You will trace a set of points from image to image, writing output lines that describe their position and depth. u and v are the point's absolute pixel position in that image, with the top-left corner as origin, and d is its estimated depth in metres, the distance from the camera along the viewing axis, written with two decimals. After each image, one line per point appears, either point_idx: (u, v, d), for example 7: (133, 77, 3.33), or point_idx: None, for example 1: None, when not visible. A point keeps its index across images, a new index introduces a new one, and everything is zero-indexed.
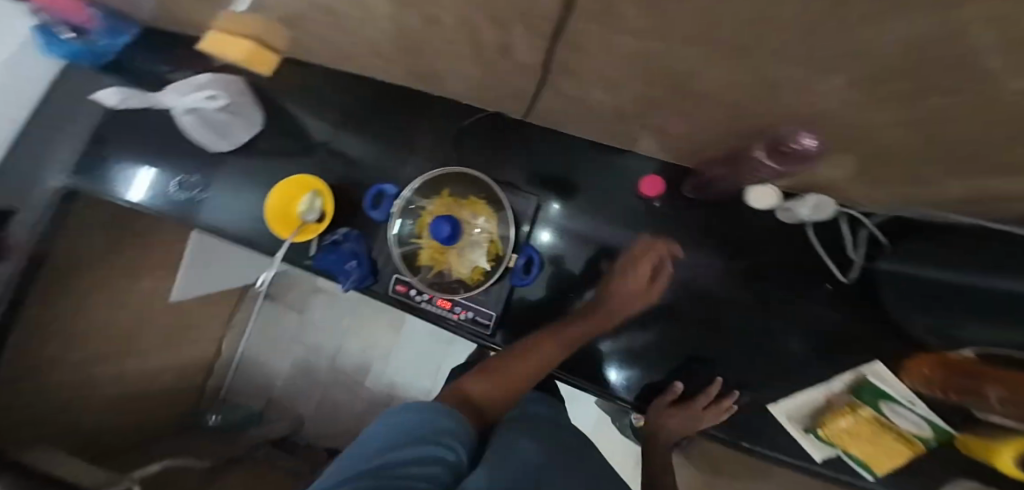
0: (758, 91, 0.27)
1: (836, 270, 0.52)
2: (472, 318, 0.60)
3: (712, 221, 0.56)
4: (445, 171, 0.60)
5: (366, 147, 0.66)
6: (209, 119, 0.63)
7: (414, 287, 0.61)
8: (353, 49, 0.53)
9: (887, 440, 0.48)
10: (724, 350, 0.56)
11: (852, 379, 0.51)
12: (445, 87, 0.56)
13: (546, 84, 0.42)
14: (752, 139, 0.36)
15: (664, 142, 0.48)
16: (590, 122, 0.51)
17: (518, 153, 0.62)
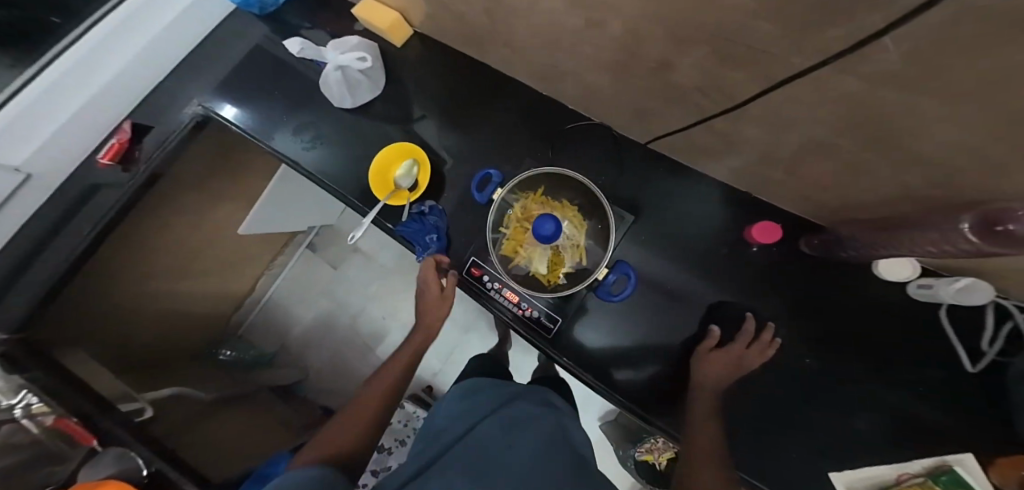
0: (992, 162, 0.25)
1: (960, 357, 0.49)
2: (537, 318, 0.59)
3: (827, 275, 0.53)
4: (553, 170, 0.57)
5: (467, 131, 0.66)
6: (349, 76, 0.66)
7: (488, 275, 0.61)
8: (499, 32, 0.52)
9: None
10: (795, 406, 0.53)
11: (935, 465, 0.47)
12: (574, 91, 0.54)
13: (697, 106, 0.41)
14: (953, 207, 0.33)
15: (805, 188, 0.46)
16: (724, 153, 0.48)
17: (627, 166, 0.60)
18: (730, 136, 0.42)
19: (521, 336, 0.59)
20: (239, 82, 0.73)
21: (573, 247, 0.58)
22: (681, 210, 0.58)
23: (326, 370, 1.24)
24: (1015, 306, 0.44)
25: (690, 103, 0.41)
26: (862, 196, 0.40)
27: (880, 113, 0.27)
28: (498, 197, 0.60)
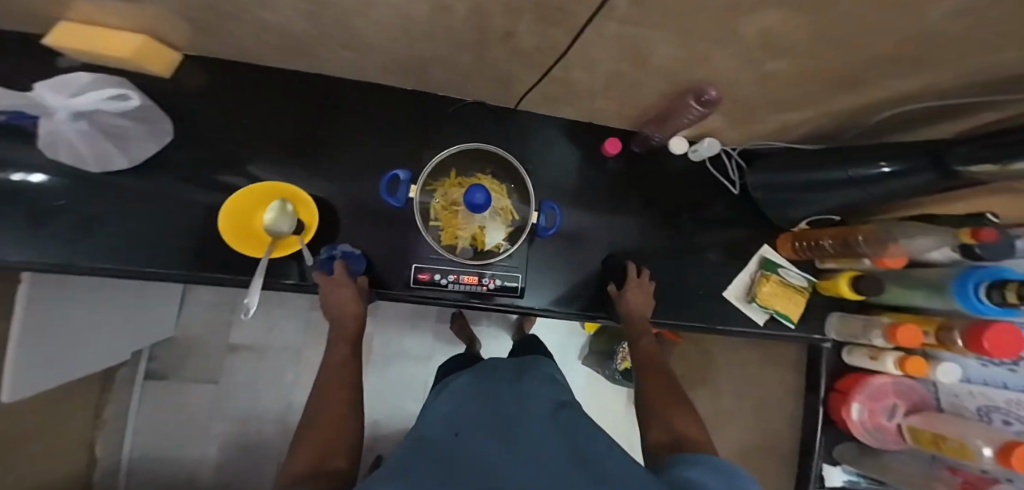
0: (722, 49, 0.40)
1: (729, 188, 0.73)
2: (502, 285, 0.60)
3: (647, 167, 0.72)
4: (466, 146, 0.55)
5: (313, 144, 0.62)
6: (107, 126, 0.48)
7: (437, 272, 0.57)
8: (314, 49, 0.52)
9: (791, 292, 0.67)
10: (679, 266, 0.70)
11: (759, 260, 0.71)
12: (411, 78, 0.59)
13: (530, 64, 0.51)
14: (685, 93, 0.53)
15: (613, 105, 0.61)
16: (552, 95, 0.60)
17: (483, 131, 0.67)
18: (564, 79, 0.54)
19: (490, 308, 0.62)
20: None
21: (502, 211, 0.60)
22: (544, 156, 0.69)
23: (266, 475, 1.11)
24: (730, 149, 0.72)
25: (526, 62, 0.51)
26: (653, 98, 0.57)
27: (643, 40, 0.41)
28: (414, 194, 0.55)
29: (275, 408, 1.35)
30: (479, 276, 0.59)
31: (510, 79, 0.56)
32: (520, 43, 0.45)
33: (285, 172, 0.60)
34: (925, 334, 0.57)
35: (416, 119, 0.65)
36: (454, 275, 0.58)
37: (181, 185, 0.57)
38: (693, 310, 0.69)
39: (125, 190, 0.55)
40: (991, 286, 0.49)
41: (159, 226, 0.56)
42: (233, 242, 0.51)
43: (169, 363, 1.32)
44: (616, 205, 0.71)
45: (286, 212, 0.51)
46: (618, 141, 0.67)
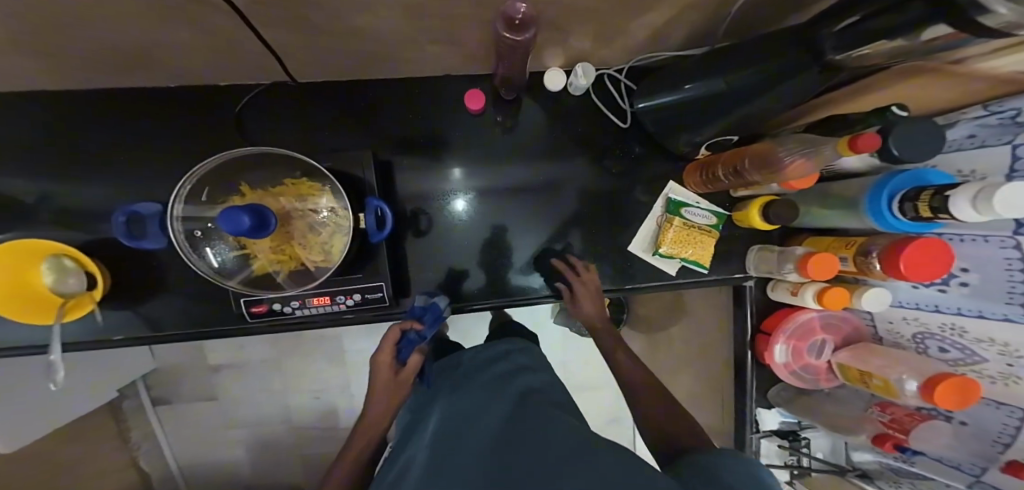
0: None
1: (621, 122, 0.60)
2: (362, 300, 0.53)
3: (526, 114, 0.60)
4: (228, 153, 0.45)
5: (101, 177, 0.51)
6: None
7: (275, 301, 0.51)
8: (22, 71, 0.41)
9: (697, 236, 0.58)
10: (582, 225, 0.61)
11: (665, 201, 0.60)
12: (178, 75, 0.47)
13: (296, 29, 0.39)
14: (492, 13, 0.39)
15: (441, 50, 0.48)
16: (360, 55, 0.47)
17: (309, 111, 0.55)
18: (350, 36, 0.41)
19: (366, 321, 0.56)
20: None
21: (332, 213, 0.50)
22: (396, 127, 0.57)
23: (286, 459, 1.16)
24: (616, 71, 0.58)
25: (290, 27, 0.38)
26: (477, 34, 0.44)
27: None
28: (172, 227, 0.45)
29: (275, 409, 1.26)
30: (330, 294, 0.52)
31: (289, 51, 0.44)
32: (229, 15, 0.33)
33: (83, 216, 0.51)
34: (844, 261, 0.47)
35: (220, 115, 0.53)
36: (297, 299, 0.51)
37: None
38: (601, 272, 0.61)
39: None
40: (902, 197, 0.38)
41: None
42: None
43: (164, 387, 1.22)
44: (494, 167, 0.60)
45: (61, 266, 0.45)
46: (480, 93, 0.56)
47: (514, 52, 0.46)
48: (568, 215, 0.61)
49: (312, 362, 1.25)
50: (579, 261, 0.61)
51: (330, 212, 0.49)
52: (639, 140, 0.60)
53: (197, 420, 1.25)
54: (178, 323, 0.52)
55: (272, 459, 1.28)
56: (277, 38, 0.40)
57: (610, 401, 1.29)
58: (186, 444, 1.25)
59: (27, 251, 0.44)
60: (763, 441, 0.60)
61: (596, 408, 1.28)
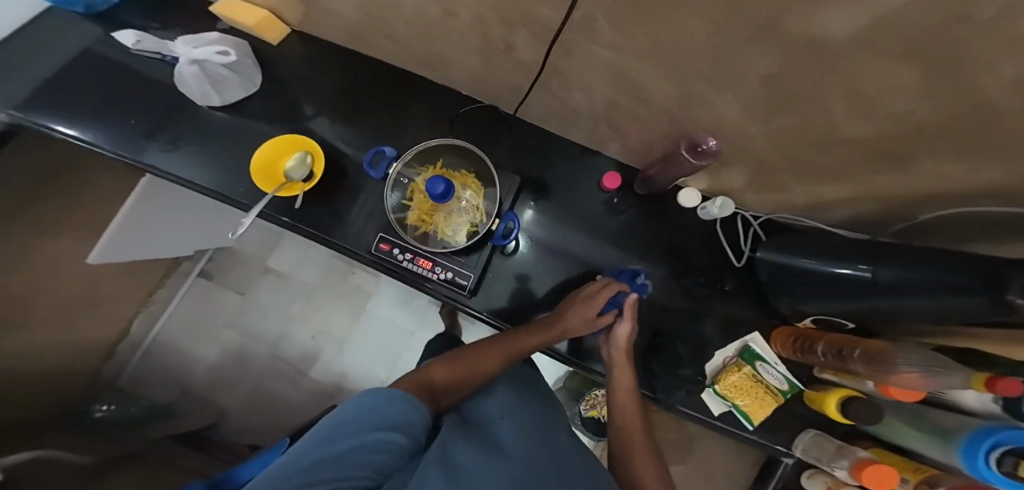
0: (667, 99, 0.43)
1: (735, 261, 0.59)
2: (451, 279, 0.62)
3: (643, 213, 0.65)
4: (448, 141, 0.61)
5: (346, 117, 0.73)
6: (213, 73, 0.68)
7: (397, 247, 0.63)
8: (365, 34, 0.64)
9: (760, 391, 0.55)
10: (649, 321, 0.61)
11: (739, 346, 0.58)
12: (438, 73, 0.67)
13: (532, 71, 0.51)
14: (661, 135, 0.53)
15: (609, 142, 0.61)
16: (556, 118, 0.62)
17: (495, 133, 0.70)
18: (562, 101, 0.56)
19: (440, 298, 0.63)
20: (85, 91, 0.72)
21: (477, 208, 0.62)
22: (549, 171, 0.68)
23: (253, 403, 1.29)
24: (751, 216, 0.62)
25: (529, 70, 0.52)
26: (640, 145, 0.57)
27: (617, 62, 0.40)
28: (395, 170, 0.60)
29: (275, 331, 1.32)
30: (433, 262, 0.62)
31: (514, 92, 0.61)
32: (502, 53, 0.51)
33: (324, 129, 0.73)
34: (905, 481, 0.47)
35: (440, 110, 0.72)
36: (411, 253, 0.62)
37: (251, 122, 0.74)
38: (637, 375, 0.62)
39: (211, 116, 0.73)
40: (1005, 451, 0.36)
41: (219, 147, 0.72)
42: (257, 175, 0.66)
43: (219, 265, 1.35)
44: (595, 237, 0.66)
45: (301, 159, 0.65)
46: (617, 177, 0.63)
47: (680, 167, 0.53)
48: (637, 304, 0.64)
49: (331, 312, 1.33)
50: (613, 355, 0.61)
51: (472, 205, 0.61)
52: (740, 280, 0.60)
53: (214, 308, 1.33)
54: (315, 229, 0.67)
55: (241, 376, 1.31)
56: (515, 81, 0.57)
57: None
58: (183, 322, 1.32)
59: (295, 145, 0.68)
60: None
61: None
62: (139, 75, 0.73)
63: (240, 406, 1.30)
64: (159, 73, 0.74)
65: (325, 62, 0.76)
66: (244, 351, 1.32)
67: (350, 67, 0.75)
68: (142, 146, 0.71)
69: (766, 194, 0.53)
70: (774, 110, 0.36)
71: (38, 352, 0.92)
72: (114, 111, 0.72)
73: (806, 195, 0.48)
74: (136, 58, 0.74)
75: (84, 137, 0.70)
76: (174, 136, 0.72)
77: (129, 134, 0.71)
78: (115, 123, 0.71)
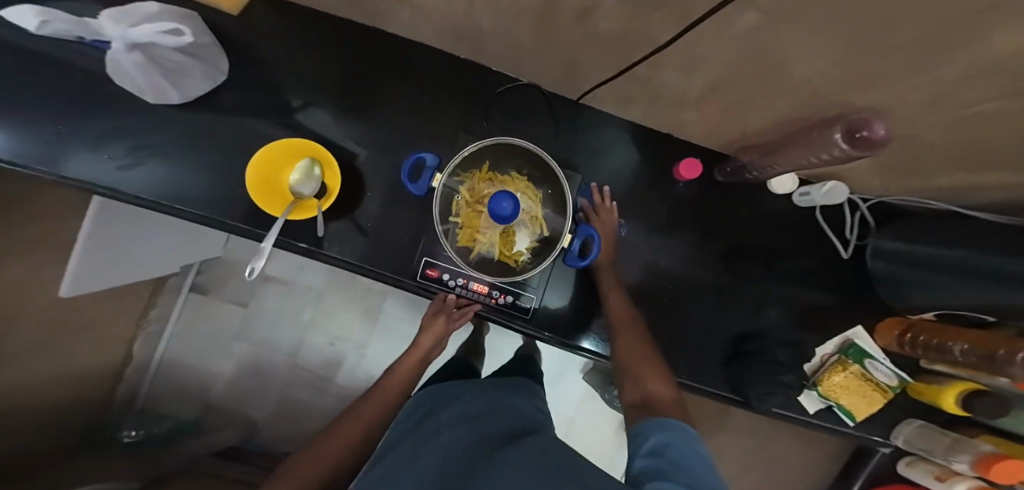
0: (812, 78, 0.32)
1: (841, 248, 0.57)
2: (512, 303, 0.60)
3: (730, 203, 0.60)
4: (497, 141, 0.54)
5: (356, 108, 0.61)
6: (163, 61, 0.50)
7: (446, 272, 0.60)
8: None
9: (866, 389, 0.52)
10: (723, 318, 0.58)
11: (840, 342, 0.55)
12: (466, 40, 0.54)
13: (624, 52, 0.41)
14: (763, 116, 0.43)
15: (682, 120, 0.52)
16: (619, 93, 0.52)
17: (541, 122, 0.62)
18: (639, 75, 0.44)
19: (500, 323, 0.61)
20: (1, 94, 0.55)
21: (532, 218, 0.56)
22: (615, 161, 0.62)
23: (279, 414, 1.23)
24: (858, 199, 0.54)
25: (618, 49, 0.41)
26: (730, 121, 0.47)
27: (772, 46, 0.30)
28: (438, 184, 0.54)
29: (287, 342, 1.23)
30: (489, 286, 0.60)
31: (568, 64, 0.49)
32: (568, 22, 0.38)
33: (328, 125, 0.61)
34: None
35: (470, 97, 0.63)
36: (465, 279, 0.61)
37: (229, 121, 0.59)
38: (721, 375, 0.59)
39: (176, 116, 0.58)
40: None
41: (196, 157, 0.58)
42: (257, 197, 0.55)
43: (211, 276, 1.22)
44: (656, 229, 0.61)
45: (310, 173, 0.55)
46: (698, 166, 0.55)
47: (810, 152, 0.44)
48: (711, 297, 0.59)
49: (346, 315, 1.24)
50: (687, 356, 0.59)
51: (529, 214, 0.56)
52: (834, 271, 0.58)
53: (214, 324, 1.22)
54: (353, 259, 0.60)
55: (257, 391, 1.23)
56: (576, 52, 0.45)
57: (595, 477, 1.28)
58: (181, 342, 1.21)
59: (294, 152, 0.56)
60: None
61: None
62: (64, 68, 0.56)
63: (267, 419, 1.23)
64: (99, 67, 0.57)
65: (325, 45, 0.61)
66: (258, 363, 1.23)
67: (347, 42, 0.61)
68: (75, 164, 0.56)
69: (883, 174, 0.45)
70: (980, 111, 0.28)
71: (22, 410, 0.81)
72: (46, 119, 0.55)
73: (942, 179, 0.41)
74: (62, 46, 0.56)
75: (14, 157, 0.54)
76: (132, 149, 0.57)
77: (75, 148, 0.56)
78: (50, 135, 0.56)
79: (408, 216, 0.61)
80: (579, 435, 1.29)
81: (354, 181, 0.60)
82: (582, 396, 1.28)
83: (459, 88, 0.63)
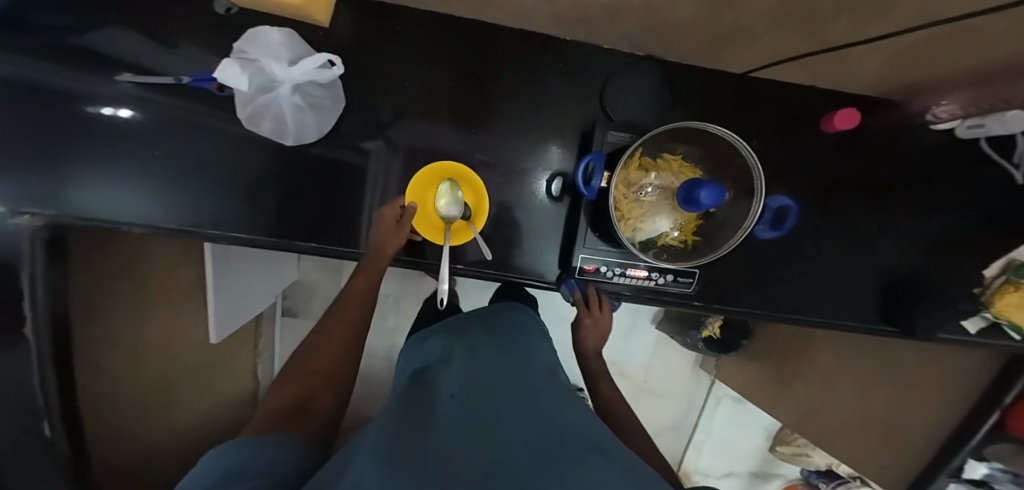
0: None
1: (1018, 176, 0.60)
2: (674, 281, 0.55)
3: (876, 144, 0.60)
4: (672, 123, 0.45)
5: (479, 117, 0.60)
6: (311, 98, 0.52)
7: (603, 264, 0.55)
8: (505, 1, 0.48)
9: None
10: (869, 258, 0.62)
11: (1008, 264, 0.57)
12: (598, 25, 0.52)
13: (827, 30, 0.40)
14: (962, 68, 0.42)
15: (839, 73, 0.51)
16: (775, 56, 0.50)
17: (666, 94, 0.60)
18: (821, 43, 0.43)
19: (649, 302, 0.58)
20: (99, 154, 0.53)
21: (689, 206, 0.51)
22: (750, 123, 0.60)
23: None
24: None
25: (820, 30, 0.40)
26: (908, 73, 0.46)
27: None
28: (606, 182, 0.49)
29: (383, 347, 1.29)
30: (646, 269, 0.55)
31: (727, 37, 0.48)
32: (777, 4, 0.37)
33: (456, 138, 0.60)
34: None
35: (589, 80, 0.61)
36: (619, 267, 0.55)
37: (357, 153, 0.58)
38: (877, 315, 0.62)
39: (306, 162, 0.57)
40: None
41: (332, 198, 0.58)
42: (419, 228, 0.59)
43: (298, 299, 1.24)
44: (801, 185, 0.61)
45: (456, 197, 0.59)
46: (856, 113, 0.54)
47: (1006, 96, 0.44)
48: (856, 242, 0.62)
49: None
50: (840, 303, 0.62)
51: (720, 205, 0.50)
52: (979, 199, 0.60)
53: None
54: (516, 265, 0.63)
55: (368, 394, 1.31)
56: (753, 26, 0.43)
57: (678, 412, 1.39)
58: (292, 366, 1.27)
59: (438, 172, 0.59)
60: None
61: (668, 415, 1.38)
62: (183, 132, 0.54)
63: None
64: (107, 92, 0.52)
65: (438, 54, 0.59)
66: (363, 371, 1.29)
67: (455, 45, 0.59)
68: (79, 192, 0.52)
69: None
70: None
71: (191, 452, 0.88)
72: (148, 168, 0.54)
73: None
74: (190, 104, 0.54)
75: (148, 225, 0.54)
76: (267, 201, 0.57)
77: (201, 205, 0.55)
78: (160, 186, 0.54)
79: (557, 218, 0.62)
80: (658, 380, 1.37)
81: (503, 191, 0.61)
82: (656, 343, 1.36)
83: (581, 74, 0.61)
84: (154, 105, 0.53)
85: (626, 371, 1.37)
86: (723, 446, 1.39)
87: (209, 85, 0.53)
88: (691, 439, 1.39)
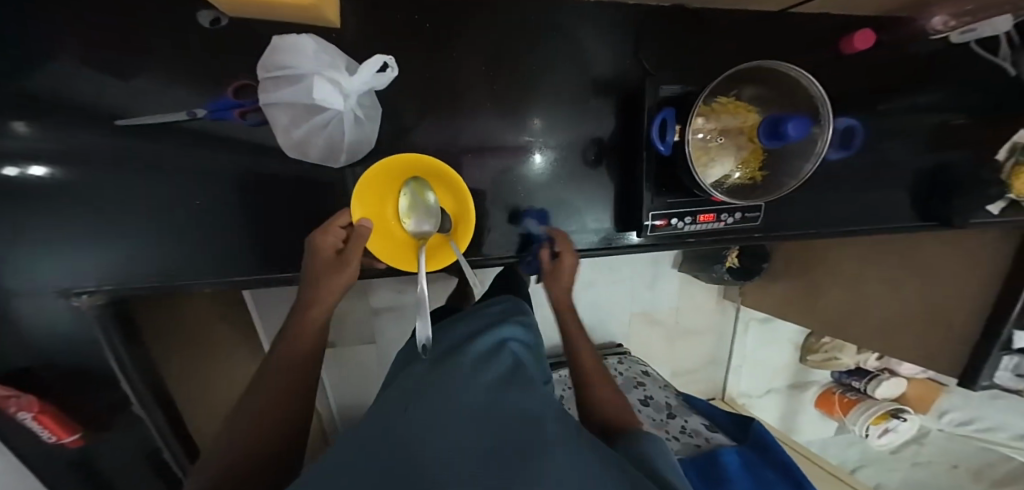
0: None
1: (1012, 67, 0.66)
2: (742, 217, 0.58)
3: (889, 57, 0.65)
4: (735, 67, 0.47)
5: (519, 96, 0.58)
6: (364, 107, 0.49)
7: (674, 216, 0.56)
8: None
9: None
10: (899, 164, 0.66)
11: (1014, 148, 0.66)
12: None
13: None
14: None
15: None
16: None
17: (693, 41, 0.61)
18: None
19: (715, 243, 0.61)
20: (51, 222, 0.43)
21: (752, 144, 0.53)
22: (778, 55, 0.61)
23: None
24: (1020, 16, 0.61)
25: None
26: None
27: None
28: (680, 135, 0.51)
29: None
30: (715, 212, 0.57)
31: None
32: None
33: (502, 123, 0.58)
34: None
35: (619, 39, 0.59)
36: (689, 216, 0.56)
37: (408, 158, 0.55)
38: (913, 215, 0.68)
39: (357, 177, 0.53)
40: None
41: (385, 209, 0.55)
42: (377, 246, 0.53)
43: None
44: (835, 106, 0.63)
45: (424, 203, 0.56)
46: (871, 33, 0.59)
47: None
48: (887, 151, 0.66)
49: None
50: (881, 210, 0.67)
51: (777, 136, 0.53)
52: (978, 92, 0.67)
53: (353, 362, 1.24)
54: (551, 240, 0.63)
55: None
56: None
57: (710, 345, 1.47)
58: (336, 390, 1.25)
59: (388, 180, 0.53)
60: (1005, 356, 0.74)
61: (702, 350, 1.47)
62: (211, 172, 0.48)
63: None
64: (51, 145, 0.42)
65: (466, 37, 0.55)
66: None
67: (481, 25, 0.55)
68: (52, 273, 0.44)
69: None
70: None
71: None
72: (118, 223, 0.46)
73: None
74: (212, 140, 0.47)
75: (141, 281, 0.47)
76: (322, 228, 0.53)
77: (223, 246, 0.50)
78: (139, 240, 0.47)
79: (608, 182, 0.63)
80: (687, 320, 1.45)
81: (556, 168, 0.61)
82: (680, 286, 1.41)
83: (610, 33, 0.59)
84: (169, 149, 0.46)
85: (658, 318, 1.41)
86: (756, 365, 1.49)
87: (232, 114, 0.46)
88: (726, 365, 1.49)
